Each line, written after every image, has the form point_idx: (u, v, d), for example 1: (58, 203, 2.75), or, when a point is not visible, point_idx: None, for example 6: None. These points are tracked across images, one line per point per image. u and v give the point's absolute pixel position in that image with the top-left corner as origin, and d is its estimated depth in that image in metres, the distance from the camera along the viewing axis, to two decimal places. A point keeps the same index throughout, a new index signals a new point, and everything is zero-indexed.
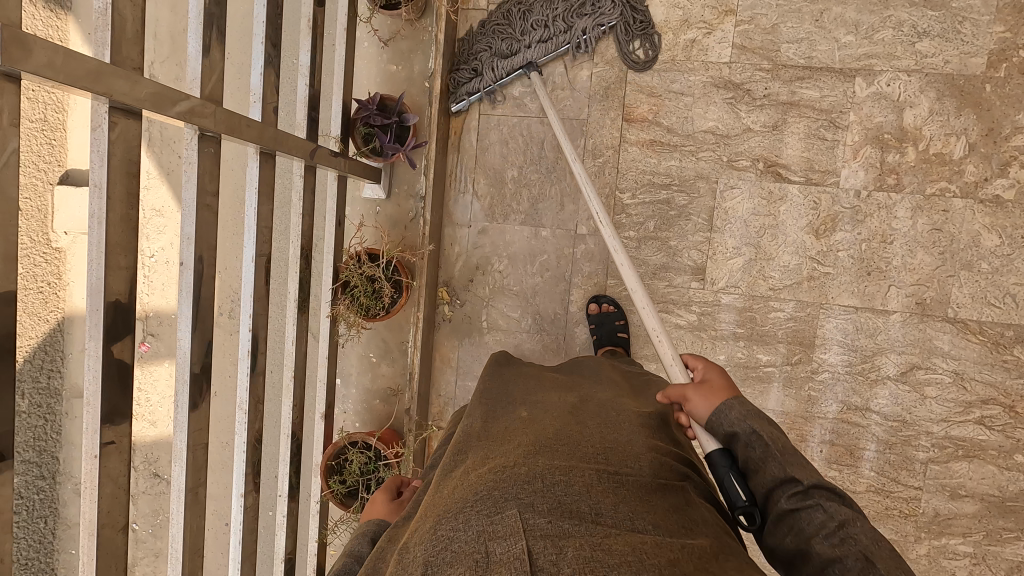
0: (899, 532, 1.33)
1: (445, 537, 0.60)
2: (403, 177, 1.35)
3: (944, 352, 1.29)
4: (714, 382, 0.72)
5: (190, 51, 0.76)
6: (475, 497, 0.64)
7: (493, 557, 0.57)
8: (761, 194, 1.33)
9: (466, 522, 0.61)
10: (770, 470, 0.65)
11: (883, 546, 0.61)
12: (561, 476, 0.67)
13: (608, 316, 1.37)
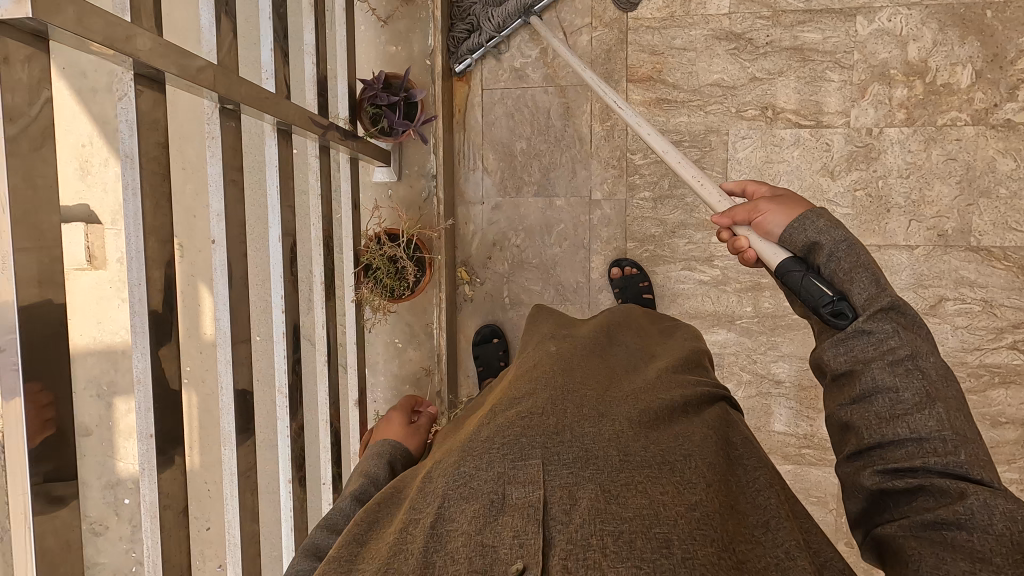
0: None
1: (464, 475, 0.61)
2: (412, 157, 1.34)
3: (971, 281, 1.29)
4: (792, 196, 0.65)
5: (203, 22, 0.74)
6: (497, 433, 0.64)
7: (508, 499, 0.59)
8: (773, 141, 1.33)
9: (486, 461, 0.62)
10: (858, 282, 0.59)
11: (949, 384, 0.58)
12: (587, 425, 0.65)
13: (632, 279, 1.36)
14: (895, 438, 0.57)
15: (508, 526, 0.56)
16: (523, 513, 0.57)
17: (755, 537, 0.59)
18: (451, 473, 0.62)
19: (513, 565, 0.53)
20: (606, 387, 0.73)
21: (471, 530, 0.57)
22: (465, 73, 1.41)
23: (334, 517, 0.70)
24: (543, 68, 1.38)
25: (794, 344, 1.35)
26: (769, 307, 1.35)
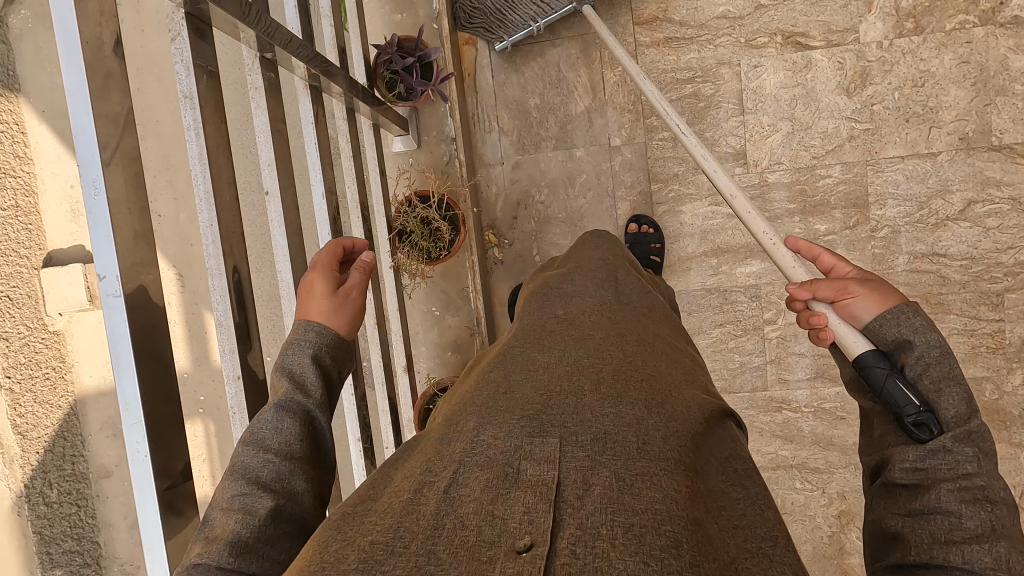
0: (991, 368, 1.33)
1: (483, 447, 0.55)
2: (430, 123, 1.34)
3: (998, 180, 1.29)
4: (884, 287, 0.67)
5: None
6: (520, 413, 0.58)
7: (524, 472, 0.51)
8: (786, 67, 1.33)
9: (505, 434, 0.56)
10: (946, 396, 0.60)
11: (1011, 520, 0.57)
12: (608, 407, 0.58)
13: (645, 238, 1.36)
14: (945, 563, 0.54)
15: (520, 499, 0.49)
16: (538, 487, 0.50)
17: (764, 552, 0.51)
18: (469, 445, 0.55)
19: (520, 541, 0.45)
20: (625, 365, 0.66)
21: (481, 499, 0.49)
22: (471, 37, 1.41)
23: (261, 433, 0.61)
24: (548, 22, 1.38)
25: None
26: (799, 233, 1.36)
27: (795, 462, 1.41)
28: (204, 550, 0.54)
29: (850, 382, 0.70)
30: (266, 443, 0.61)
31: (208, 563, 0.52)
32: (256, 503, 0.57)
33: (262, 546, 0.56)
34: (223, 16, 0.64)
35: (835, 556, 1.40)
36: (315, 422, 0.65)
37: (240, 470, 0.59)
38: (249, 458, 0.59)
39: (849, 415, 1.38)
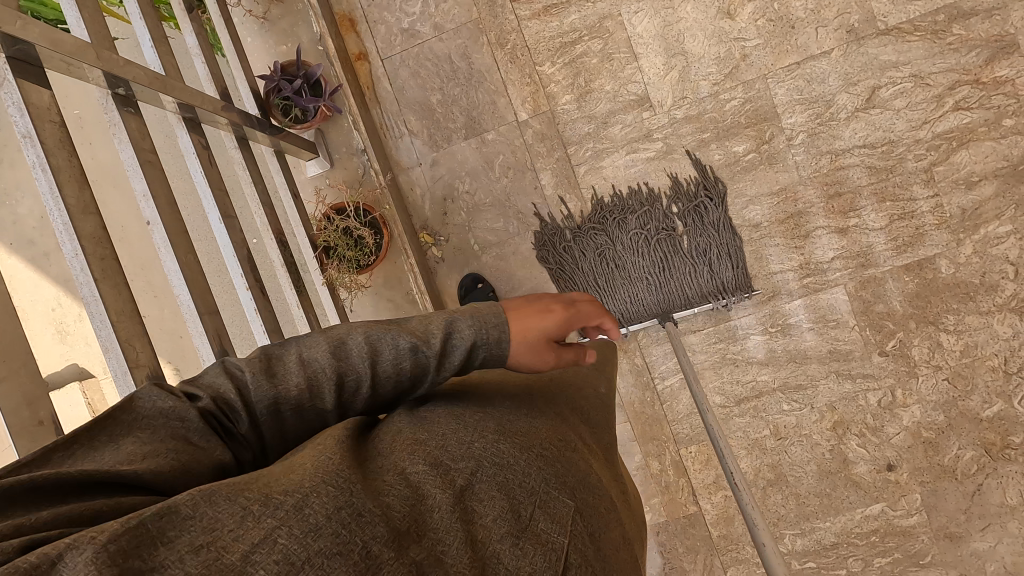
0: (940, 245, 1.33)
1: (508, 465, 0.53)
2: (337, 141, 1.36)
3: (894, 62, 1.31)
4: None
5: (69, 19, 0.79)
6: (552, 451, 0.58)
7: (535, 522, 0.50)
8: (664, 7, 1.36)
9: (524, 462, 0.54)
10: None
11: None
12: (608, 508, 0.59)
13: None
14: None
15: (527, 555, 0.48)
16: (546, 549, 0.49)
17: None
18: (492, 448, 0.54)
19: None
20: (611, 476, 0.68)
21: (492, 530, 0.48)
22: (362, 51, 1.44)
23: (381, 342, 0.57)
24: (430, 20, 1.42)
25: (756, 184, 1.36)
26: (720, 159, 1.37)
27: (776, 384, 1.39)
28: (263, 372, 0.54)
29: None
30: (380, 363, 0.57)
31: (252, 388, 0.53)
32: (323, 382, 0.55)
33: (288, 412, 0.55)
34: (49, 54, 0.67)
35: (842, 469, 1.37)
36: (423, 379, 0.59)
37: (340, 351, 0.56)
38: (356, 355, 0.56)
39: (818, 326, 1.37)
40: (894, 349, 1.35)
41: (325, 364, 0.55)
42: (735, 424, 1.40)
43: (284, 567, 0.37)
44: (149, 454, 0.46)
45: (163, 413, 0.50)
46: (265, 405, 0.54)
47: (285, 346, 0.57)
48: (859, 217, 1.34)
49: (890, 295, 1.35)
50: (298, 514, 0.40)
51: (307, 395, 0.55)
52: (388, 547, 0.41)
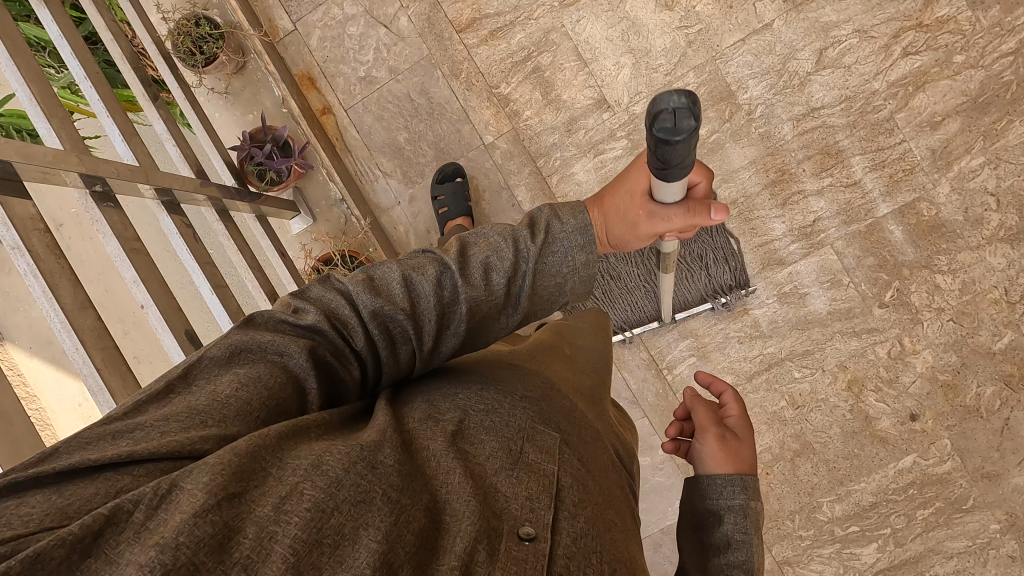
0: (917, 189, 1.33)
1: (490, 409, 0.60)
2: (316, 195, 1.41)
3: (836, 22, 1.34)
4: (739, 458, 0.79)
5: (42, 130, 0.89)
6: (529, 395, 0.64)
7: (525, 454, 0.56)
8: (604, 10, 1.40)
9: (509, 407, 0.61)
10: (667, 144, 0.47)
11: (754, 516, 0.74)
12: (582, 435, 0.64)
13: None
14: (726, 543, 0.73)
15: (524, 481, 0.53)
16: (539, 475, 0.54)
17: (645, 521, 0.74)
18: (478, 400, 0.60)
19: (523, 528, 0.49)
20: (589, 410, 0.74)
21: (486, 467, 0.53)
22: (325, 106, 1.49)
23: (488, 243, 0.64)
24: (384, 64, 1.47)
25: (725, 162, 1.38)
26: None
27: (784, 354, 1.39)
28: (371, 286, 0.59)
29: (727, 453, 0.79)
30: (489, 272, 0.62)
31: (362, 295, 0.58)
32: (420, 286, 0.60)
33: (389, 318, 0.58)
34: (26, 169, 0.72)
35: (865, 427, 1.37)
36: (516, 290, 0.64)
37: (450, 273, 0.61)
38: (463, 277, 0.61)
39: (814, 290, 1.37)
40: (893, 298, 1.35)
41: (431, 291, 0.60)
42: (752, 401, 1.40)
43: (315, 513, 0.42)
44: (243, 400, 0.48)
45: (264, 346, 0.52)
46: (370, 328, 0.57)
47: (390, 270, 0.60)
48: (831, 176, 1.36)
49: (879, 246, 1.35)
50: (317, 471, 0.45)
51: (407, 317, 0.59)
52: (404, 493, 0.47)
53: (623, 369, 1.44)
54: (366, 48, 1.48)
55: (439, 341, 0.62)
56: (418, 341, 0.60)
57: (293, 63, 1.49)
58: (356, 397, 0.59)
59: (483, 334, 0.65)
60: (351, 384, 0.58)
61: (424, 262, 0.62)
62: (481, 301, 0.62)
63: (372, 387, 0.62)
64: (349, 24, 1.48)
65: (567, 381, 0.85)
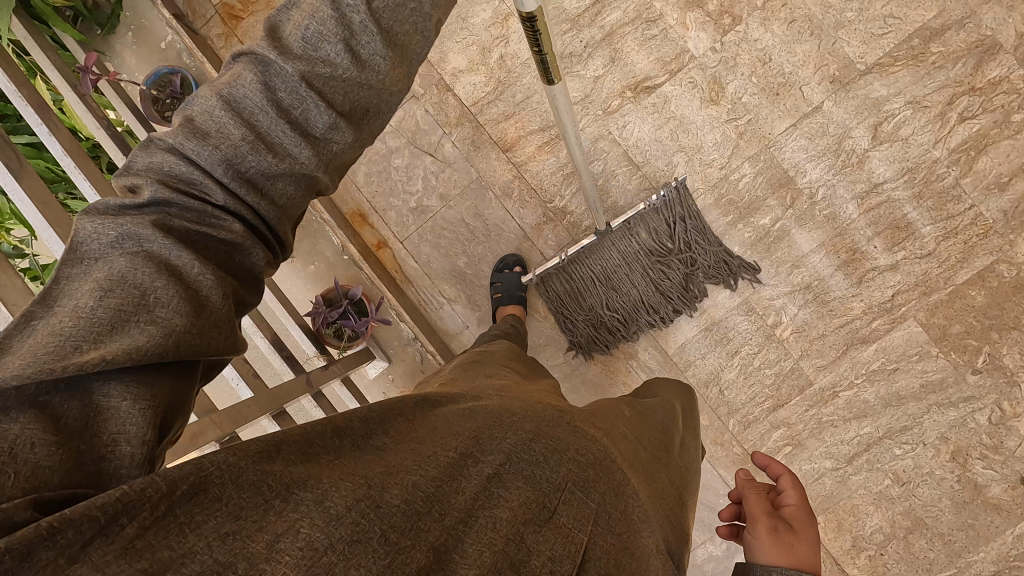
0: (994, 251, 1.32)
1: (535, 462, 0.57)
2: (388, 336, 1.42)
3: (887, 97, 1.32)
4: (794, 550, 0.72)
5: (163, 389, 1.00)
6: (583, 454, 0.61)
7: (557, 515, 0.54)
8: (649, 112, 1.39)
9: (552, 463, 0.58)
10: None
11: None
12: (623, 502, 0.62)
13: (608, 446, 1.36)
14: None
15: (548, 541, 0.51)
16: (566, 540, 0.52)
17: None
18: (529, 455, 0.57)
19: None
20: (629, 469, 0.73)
21: (516, 513, 0.51)
22: (380, 240, 1.48)
23: (316, 33, 0.55)
24: (434, 192, 1.47)
25: (793, 248, 1.37)
26: (751, 235, 1.38)
27: (881, 433, 1.37)
28: (200, 134, 0.53)
29: (783, 544, 0.73)
30: (317, 46, 0.55)
31: (196, 146, 0.52)
32: (254, 116, 0.55)
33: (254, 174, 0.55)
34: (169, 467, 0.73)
35: (976, 496, 1.34)
36: (361, 51, 0.56)
37: (274, 67, 0.55)
38: (288, 66, 0.54)
39: (904, 365, 1.36)
40: (985, 364, 1.33)
41: (260, 100, 0.54)
42: (856, 483, 1.39)
43: (308, 552, 0.40)
44: (114, 305, 0.45)
45: (120, 237, 0.49)
46: (224, 180, 0.53)
47: (218, 111, 0.54)
48: (905, 249, 1.34)
49: (962, 313, 1.33)
50: (319, 507, 0.42)
51: (249, 140, 0.54)
52: (405, 535, 0.45)
53: (719, 466, 1.43)
54: (414, 179, 1.47)
55: (308, 152, 0.56)
56: (284, 160, 0.55)
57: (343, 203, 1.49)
58: (259, 248, 0.56)
59: (360, 133, 0.60)
60: (236, 239, 0.54)
61: (238, 69, 0.55)
62: (325, 90, 0.56)
63: (271, 236, 0.58)
64: (393, 156, 1.47)
65: (626, 442, 0.82)
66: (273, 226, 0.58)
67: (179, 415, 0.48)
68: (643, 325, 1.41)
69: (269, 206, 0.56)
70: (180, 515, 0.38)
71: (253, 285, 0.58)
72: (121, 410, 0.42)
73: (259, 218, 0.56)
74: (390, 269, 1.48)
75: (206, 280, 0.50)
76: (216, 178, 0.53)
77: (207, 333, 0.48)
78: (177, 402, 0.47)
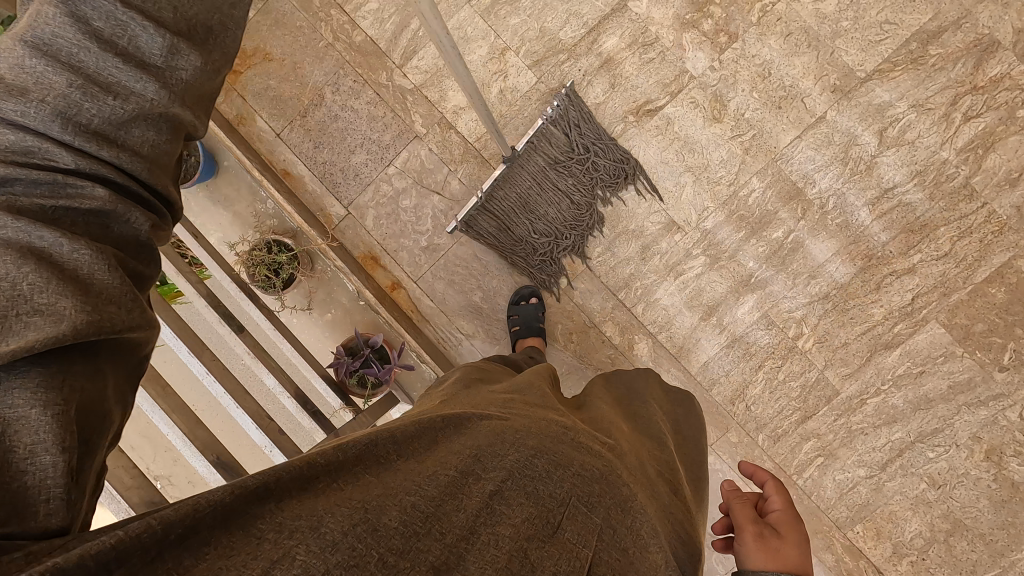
0: (1011, 247, 1.31)
1: (536, 478, 0.60)
2: (412, 380, 1.41)
3: (890, 102, 1.33)
4: (781, 560, 0.66)
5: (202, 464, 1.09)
6: (587, 474, 0.64)
7: (561, 531, 0.56)
8: (653, 134, 1.40)
9: (556, 478, 0.61)
10: None
11: None
12: (632, 513, 0.63)
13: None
14: None
15: (554, 557, 0.52)
16: (571, 555, 0.54)
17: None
18: (532, 473, 0.60)
19: None
20: (635, 480, 0.75)
21: (518, 530, 0.53)
22: (394, 281, 1.48)
23: None
24: (444, 230, 1.46)
25: (808, 259, 1.37)
26: (765, 249, 1.38)
27: (912, 438, 1.36)
28: (20, 91, 0.45)
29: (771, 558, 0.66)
30: None
31: (14, 105, 0.44)
32: (76, 55, 0.47)
33: (110, 129, 0.48)
34: None
35: (1014, 494, 1.33)
36: None
37: None
38: None
39: (930, 368, 1.35)
40: (1012, 360, 1.32)
41: (76, 36, 0.47)
42: (891, 489, 1.38)
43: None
44: None
45: None
46: (66, 138, 0.45)
47: (31, 61, 0.45)
48: (921, 251, 1.34)
49: (985, 311, 1.33)
50: (315, 533, 0.43)
51: (78, 85, 0.46)
52: (403, 556, 0.46)
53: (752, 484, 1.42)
54: (422, 219, 1.47)
55: (155, 85, 0.49)
56: (128, 100, 0.48)
57: (354, 246, 1.48)
58: (136, 210, 0.49)
59: (209, 57, 0.53)
60: (104, 206, 0.47)
61: (35, 9, 0.48)
62: (147, 9, 0.51)
63: (150, 199, 0.52)
64: (401, 197, 1.47)
65: (635, 450, 0.84)
66: (147, 184, 0.51)
67: (100, 415, 0.46)
68: (574, 241, 1.42)
69: (132, 160, 0.49)
70: (169, 561, 0.38)
71: (146, 255, 0.52)
72: (31, 420, 0.40)
73: (126, 177, 0.49)
74: (406, 310, 1.47)
75: (83, 257, 0.44)
76: (54, 139, 0.45)
77: (102, 308, 0.44)
78: (87, 401, 0.44)
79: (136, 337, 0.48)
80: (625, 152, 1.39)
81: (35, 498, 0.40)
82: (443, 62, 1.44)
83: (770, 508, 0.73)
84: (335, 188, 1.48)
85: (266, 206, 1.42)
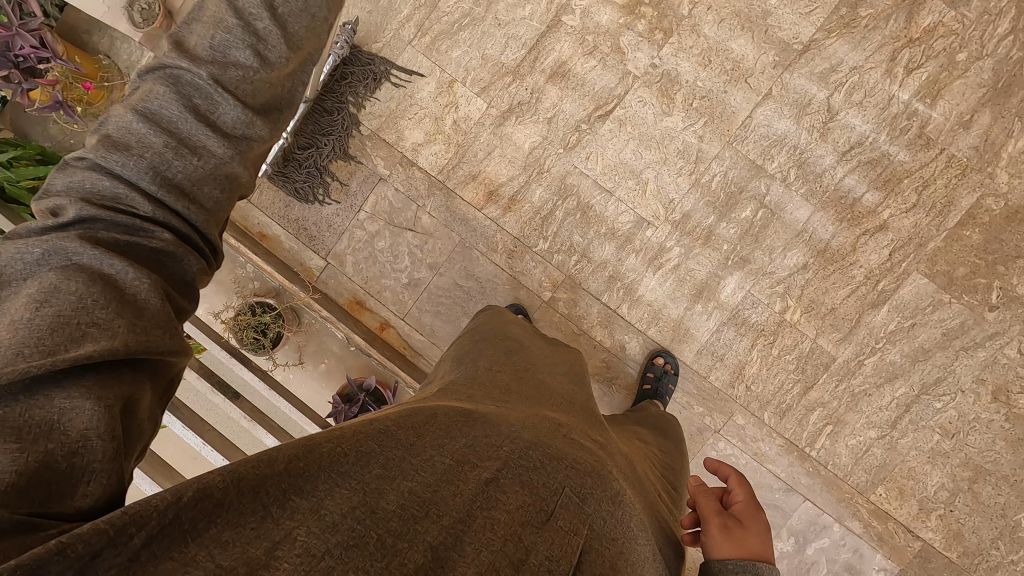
0: (977, 187, 1.32)
1: (534, 469, 0.60)
2: None
3: (831, 67, 1.35)
4: (748, 549, 0.65)
5: None
6: (587, 469, 0.65)
7: (555, 519, 0.56)
8: (608, 138, 1.42)
9: (551, 468, 0.61)
10: None
11: None
12: (627, 508, 0.63)
13: (666, 375, 1.40)
14: None
15: (547, 542, 0.52)
16: (563, 544, 0.53)
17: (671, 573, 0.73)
18: (532, 463, 0.61)
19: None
20: (628, 482, 0.76)
21: (513, 515, 0.53)
22: (383, 321, 1.50)
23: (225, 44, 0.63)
24: (423, 263, 1.49)
25: (783, 229, 1.38)
26: (739, 228, 1.39)
27: (917, 391, 1.36)
28: (122, 149, 0.55)
29: (739, 548, 0.65)
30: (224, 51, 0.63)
31: (120, 161, 0.54)
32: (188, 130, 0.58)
33: (186, 186, 0.57)
34: None
35: None
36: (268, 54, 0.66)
37: (184, 80, 0.60)
38: (198, 70, 0.60)
39: (922, 319, 1.35)
40: (1001, 298, 1.33)
41: (179, 106, 0.58)
42: (906, 445, 1.37)
43: (306, 557, 0.42)
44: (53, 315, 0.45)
45: (64, 256, 0.49)
46: (148, 188, 0.55)
47: (139, 124, 0.56)
48: (889, 205, 1.35)
49: (964, 254, 1.33)
50: (315, 516, 0.45)
51: (172, 147, 0.57)
52: (402, 537, 0.47)
53: (766, 462, 1.42)
54: (399, 256, 1.49)
55: (230, 148, 0.60)
56: (207, 159, 0.59)
57: (338, 294, 1.51)
58: (192, 255, 0.56)
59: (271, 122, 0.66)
60: (168, 247, 0.55)
61: (150, 87, 0.59)
62: (238, 94, 0.62)
63: (206, 249, 0.60)
64: (376, 240, 1.50)
65: (626, 455, 0.86)
66: (204, 232, 0.59)
67: (143, 416, 0.49)
68: (334, 145, 1.48)
69: (198, 211, 0.58)
70: (187, 522, 0.39)
71: (188, 292, 0.58)
72: (86, 410, 0.44)
73: (191, 226, 0.58)
74: (396, 348, 1.49)
75: (142, 284, 0.50)
76: (143, 192, 0.55)
77: (148, 330, 0.49)
78: (131, 400, 0.48)
79: (171, 361, 0.52)
80: (369, 56, 1.46)
81: (79, 477, 0.42)
82: (395, 102, 1.49)
83: (732, 497, 0.72)
84: (312, 242, 1.51)
85: (245, 271, 1.45)
